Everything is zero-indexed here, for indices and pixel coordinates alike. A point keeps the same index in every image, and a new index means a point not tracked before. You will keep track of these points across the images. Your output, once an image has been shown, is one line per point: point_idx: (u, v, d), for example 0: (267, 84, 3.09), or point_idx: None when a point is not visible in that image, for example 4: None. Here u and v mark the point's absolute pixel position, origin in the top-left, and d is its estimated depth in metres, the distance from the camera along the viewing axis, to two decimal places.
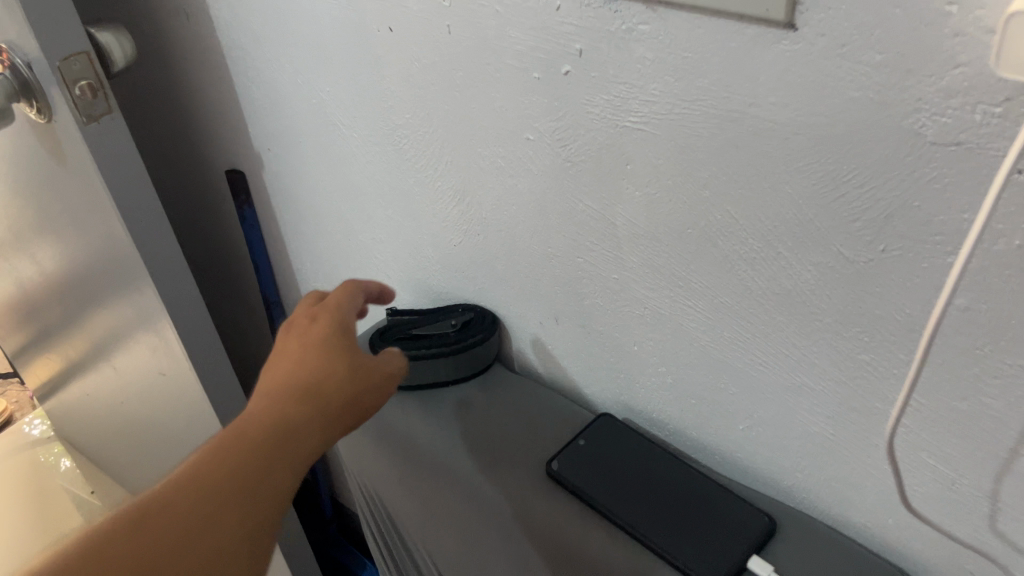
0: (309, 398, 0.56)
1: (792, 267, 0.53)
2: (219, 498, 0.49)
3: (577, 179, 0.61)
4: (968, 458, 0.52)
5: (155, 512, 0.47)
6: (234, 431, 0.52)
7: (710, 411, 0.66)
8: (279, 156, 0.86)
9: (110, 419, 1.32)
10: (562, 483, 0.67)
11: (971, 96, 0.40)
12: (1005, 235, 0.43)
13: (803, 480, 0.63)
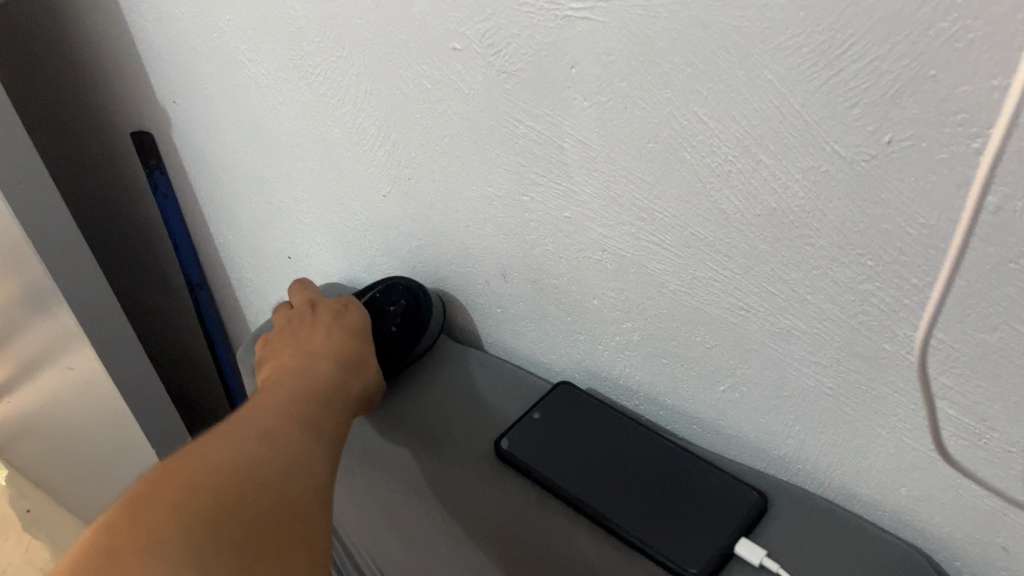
0: (333, 400, 0.56)
1: (775, 178, 0.43)
2: (302, 486, 0.45)
3: (515, 95, 0.51)
4: (1000, 408, 0.42)
5: (234, 483, 0.42)
6: (286, 426, 0.50)
7: (686, 372, 0.56)
8: (187, 109, 0.75)
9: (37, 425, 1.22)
10: (514, 465, 0.57)
11: None
12: None
13: (798, 448, 0.53)
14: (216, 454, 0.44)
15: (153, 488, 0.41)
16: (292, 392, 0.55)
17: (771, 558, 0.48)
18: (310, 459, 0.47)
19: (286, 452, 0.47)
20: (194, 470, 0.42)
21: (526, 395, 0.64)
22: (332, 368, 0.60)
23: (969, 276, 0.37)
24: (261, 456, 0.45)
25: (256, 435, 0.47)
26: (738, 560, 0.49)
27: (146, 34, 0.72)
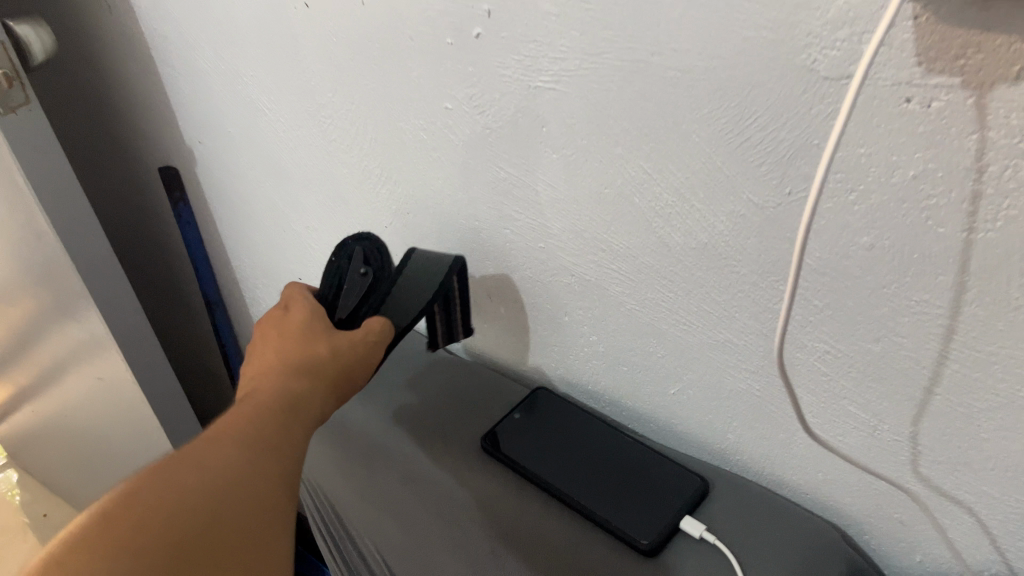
0: (293, 441, 0.55)
1: (706, 219, 0.53)
2: (201, 573, 0.44)
3: (496, 147, 0.61)
4: (888, 401, 0.52)
5: (126, 569, 0.41)
6: (229, 476, 0.49)
7: (643, 377, 0.66)
8: (210, 149, 0.85)
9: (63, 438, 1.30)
10: (498, 457, 0.67)
11: (854, 27, 0.40)
12: (900, 165, 0.44)
13: (736, 440, 0.63)
14: (126, 526, 0.43)
15: (85, 529, 0.43)
16: (249, 423, 0.54)
17: (710, 532, 0.58)
18: (236, 528, 0.47)
19: (205, 517, 0.46)
20: (94, 549, 0.42)
21: (509, 397, 0.74)
22: (292, 402, 0.58)
23: (795, 291, 0.45)
24: (173, 529, 0.44)
25: (186, 492, 0.46)
26: (683, 535, 0.58)
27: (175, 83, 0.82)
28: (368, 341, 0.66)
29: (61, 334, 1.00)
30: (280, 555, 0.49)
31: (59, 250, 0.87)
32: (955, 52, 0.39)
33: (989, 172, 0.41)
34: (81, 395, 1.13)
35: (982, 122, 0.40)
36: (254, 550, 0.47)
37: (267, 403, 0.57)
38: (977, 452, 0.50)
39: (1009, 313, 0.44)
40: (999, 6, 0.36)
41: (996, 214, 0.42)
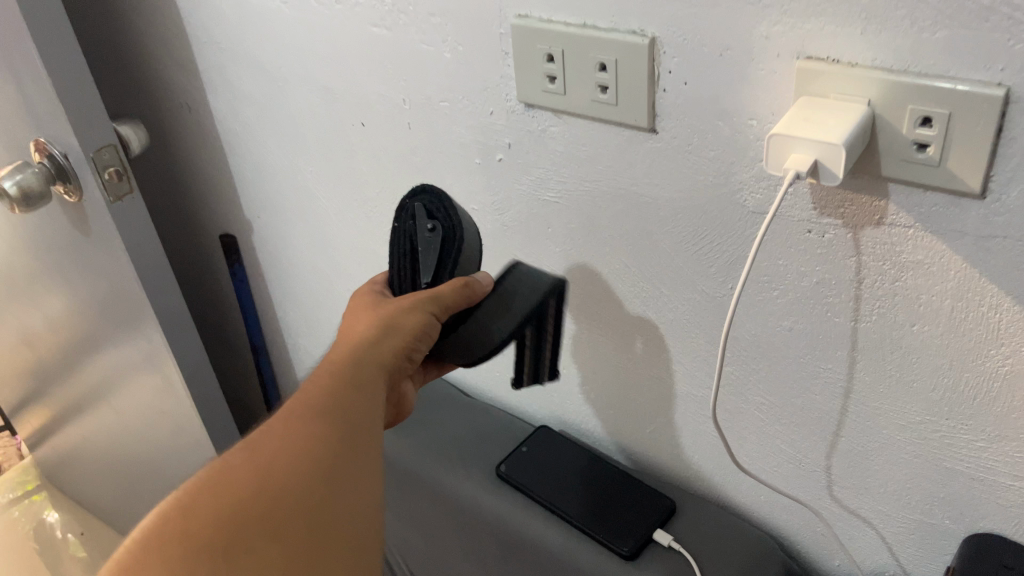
0: (363, 410, 0.54)
1: (672, 303, 0.70)
2: (303, 532, 0.47)
3: (512, 239, 0.79)
4: (808, 441, 0.70)
5: (236, 526, 0.46)
6: (302, 456, 0.50)
7: (624, 419, 0.84)
8: (267, 223, 1.02)
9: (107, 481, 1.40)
10: (506, 480, 0.83)
11: (771, 181, 0.58)
12: (807, 274, 0.61)
13: (698, 470, 0.80)
14: (228, 485, 0.48)
15: (164, 522, 0.46)
16: (306, 424, 0.52)
17: (676, 541, 0.75)
18: (322, 497, 0.49)
19: (292, 487, 0.48)
20: (201, 512, 0.46)
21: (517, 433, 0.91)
22: (348, 380, 0.56)
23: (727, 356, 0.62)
24: (268, 492, 0.48)
25: (277, 458, 0.49)
26: (656, 543, 0.75)
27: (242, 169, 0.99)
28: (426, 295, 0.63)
29: (134, 380, 1.14)
30: (366, 525, 0.50)
31: (145, 314, 1.00)
32: (837, 204, 0.56)
33: (866, 283, 0.58)
34: (139, 440, 1.25)
35: (858, 251, 0.57)
36: (344, 518, 0.49)
37: (324, 388, 0.55)
38: (871, 480, 0.68)
39: (885, 379, 0.62)
40: (862, 181, 0.54)
41: (872, 311, 0.59)
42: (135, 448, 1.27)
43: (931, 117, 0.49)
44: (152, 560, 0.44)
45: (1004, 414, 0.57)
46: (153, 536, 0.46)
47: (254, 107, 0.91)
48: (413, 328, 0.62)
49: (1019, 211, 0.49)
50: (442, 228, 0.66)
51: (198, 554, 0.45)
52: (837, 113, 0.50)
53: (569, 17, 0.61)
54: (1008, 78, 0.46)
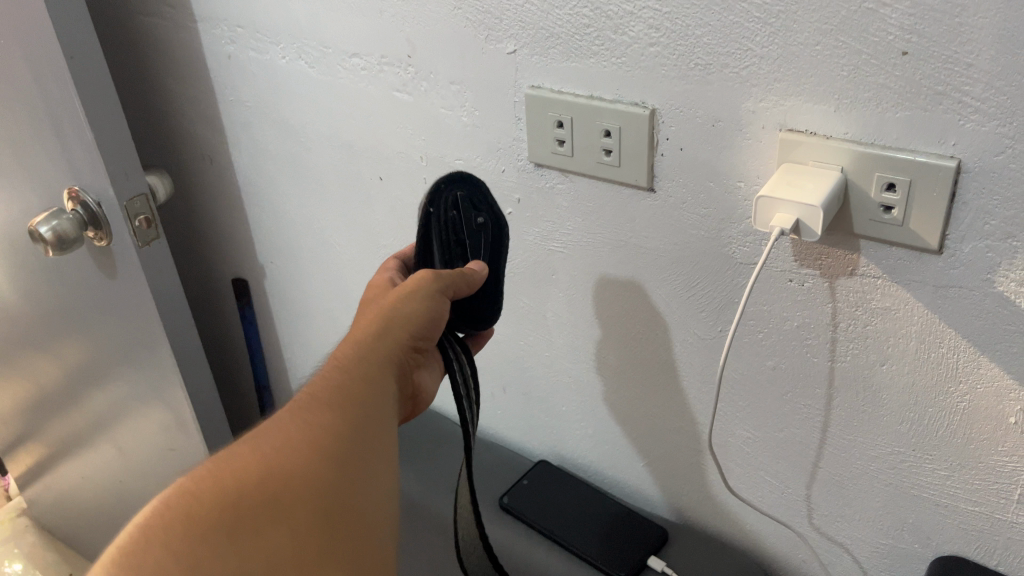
0: (361, 414, 0.57)
1: (666, 344, 0.78)
2: (308, 522, 0.52)
3: (518, 284, 0.86)
4: (790, 472, 0.76)
5: (242, 514, 0.50)
6: (308, 454, 0.54)
7: (619, 453, 0.90)
8: (282, 268, 1.08)
9: (100, 529, 1.40)
10: (509, 510, 0.89)
11: (757, 236, 0.66)
12: (788, 319, 0.68)
13: (688, 501, 0.87)
14: (238, 477, 0.52)
15: (168, 507, 0.51)
16: (314, 423, 0.55)
17: (668, 566, 0.81)
18: (326, 491, 0.53)
19: (298, 480, 0.53)
20: (210, 499, 0.51)
21: (517, 468, 0.97)
22: (359, 373, 0.59)
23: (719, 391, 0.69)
24: (275, 485, 0.52)
25: (283, 454, 0.53)
26: (649, 569, 0.81)
27: (260, 217, 1.06)
28: (430, 275, 0.65)
29: (141, 417, 1.18)
30: (366, 519, 0.55)
31: (161, 349, 1.07)
32: (815, 257, 0.64)
33: (841, 326, 0.66)
34: (140, 480, 1.28)
35: (834, 297, 0.65)
36: (345, 512, 0.54)
37: (333, 385, 0.58)
38: (848, 508, 0.74)
39: (859, 414, 0.69)
40: (837, 237, 0.62)
41: (847, 352, 0.67)
42: (133, 490, 1.29)
43: (894, 183, 0.57)
44: (163, 540, 0.49)
45: (964, 445, 0.64)
46: (164, 519, 0.50)
47: (276, 160, 0.98)
48: (420, 314, 0.64)
49: (972, 265, 0.57)
50: (490, 218, 0.71)
51: (207, 537, 0.49)
52: (814, 178, 0.58)
53: (577, 89, 0.69)
54: (959, 151, 0.54)
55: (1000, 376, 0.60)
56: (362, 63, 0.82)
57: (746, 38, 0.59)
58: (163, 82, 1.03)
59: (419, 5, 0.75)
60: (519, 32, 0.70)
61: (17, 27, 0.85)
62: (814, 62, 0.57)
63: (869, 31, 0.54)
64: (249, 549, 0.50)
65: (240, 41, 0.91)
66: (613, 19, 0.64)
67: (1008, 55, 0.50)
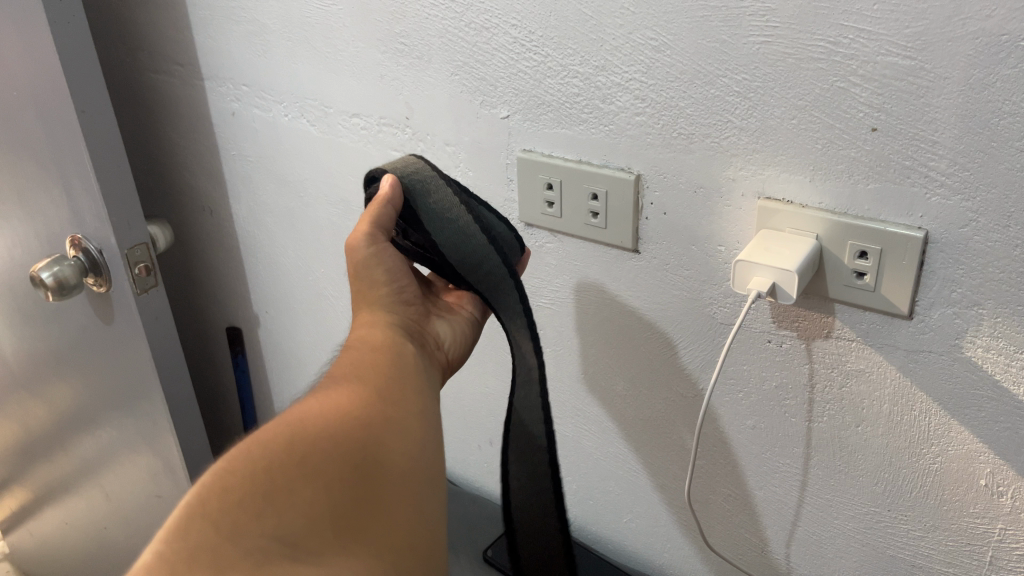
0: (389, 388, 0.55)
1: (650, 400, 0.80)
2: (348, 475, 0.47)
3: (507, 339, 0.88)
4: (770, 531, 0.78)
5: (280, 470, 0.45)
6: (336, 414, 0.50)
7: (603, 508, 0.91)
8: (276, 317, 1.11)
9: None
10: (494, 564, 0.90)
11: (736, 298, 0.68)
12: (767, 378, 0.70)
13: (670, 557, 0.88)
14: (269, 438, 0.47)
15: (206, 484, 0.45)
16: (337, 393, 0.53)
17: None
18: (360, 445, 0.49)
19: (331, 435, 0.48)
20: (243, 462, 0.46)
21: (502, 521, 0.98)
22: (374, 346, 0.58)
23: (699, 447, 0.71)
24: (308, 440, 0.47)
25: (310, 417, 0.49)
26: None
27: (257, 268, 1.08)
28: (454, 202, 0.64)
29: (129, 463, 1.19)
30: (406, 475, 0.51)
31: (153, 396, 1.08)
32: (792, 319, 0.66)
33: (817, 387, 0.68)
34: (123, 528, 1.27)
35: (811, 359, 0.67)
36: (388, 469, 0.50)
37: (350, 363, 0.56)
38: (825, 567, 0.76)
39: (836, 474, 0.70)
40: (813, 301, 0.64)
41: (823, 413, 0.69)
42: (116, 538, 1.29)
43: (866, 252, 0.59)
44: (203, 512, 0.44)
45: (937, 506, 0.66)
46: (200, 494, 0.45)
47: (275, 212, 1.01)
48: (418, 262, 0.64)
49: (940, 330, 0.59)
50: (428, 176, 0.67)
51: (246, 499, 0.44)
52: (790, 244, 0.61)
53: (567, 154, 0.73)
54: (926, 223, 0.57)
55: (971, 439, 0.61)
56: (361, 123, 0.86)
57: (726, 111, 0.62)
58: (168, 136, 1.07)
59: (418, 70, 0.78)
60: (512, 99, 0.74)
61: (31, 80, 0.88)
62: (790, 135, 0.60)
63: (841, 108, 0.57)
64: (296, 504, 0.45)
65: (244, 98, 0.95)
66: (601, 89, 0.68)
67: (971, 134, 0.53)
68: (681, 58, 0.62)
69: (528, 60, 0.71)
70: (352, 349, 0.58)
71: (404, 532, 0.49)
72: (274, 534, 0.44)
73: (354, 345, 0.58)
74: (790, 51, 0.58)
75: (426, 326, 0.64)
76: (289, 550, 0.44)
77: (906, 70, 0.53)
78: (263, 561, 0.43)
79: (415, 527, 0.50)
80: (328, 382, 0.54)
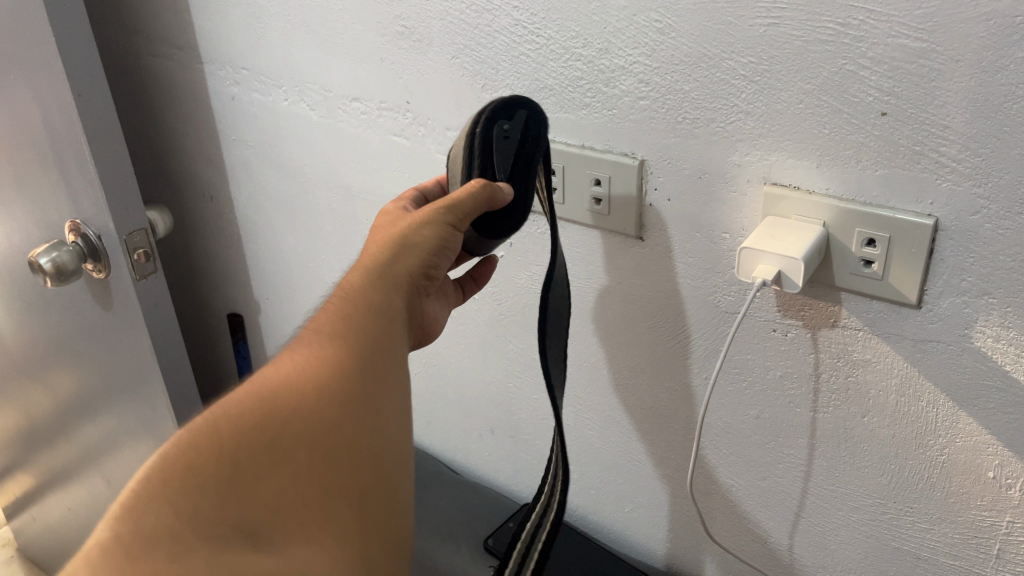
0: (379, 355, 0.52)
1: (652, 389, 0.79)
2: (318, 460, 0.47)
3: (509, 326, 0.88)
4: (773, 521, 0.77)
5: (244, 456, 0.45)
6: (311, 388, 0.48)
7: (604, 497, 0.91)
8: (278, 304, 1.10)
9: None
10: (495, 554, 0.89)
11: (741, 286, 0.67)
12: (772, 368, 0.69)
13: (671, 547, 0.87)
14: (237, 416, 0.47)
15: (168, 461, 0.45)
16: (318, 357, 0.51)
17: None
18: (335, 425, 0.48)
19: (302, 416, 0.47)
20: (208, 442, 0.46)
21: (503, 509, 0.97)
22: (364, 310, 0.53)
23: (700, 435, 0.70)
24: (278, 423, 0.46)
25: (284, 392, 0.48)
26: None
27: (257, 254, 1.08)
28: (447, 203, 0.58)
29: (130, 450, 1.19)
30: (384, 456, 0.49)
31: (154, 383, 1.08)
32: (798, 308, 0.65)
33: (823, 377, 0.67)
34: None
35: (817, 349, 0.66)
36: (365, 450, 0.48)
37: (336, 317, 0.53)
38: (828, 558, 0.75)
39: (841, 465, 0.69)
40: (819, 289, 0.63)
41: (828, 403, 0.67)
42: None
43: (874, 239, 0.58)
44: (162, 492, 0.44)
45: (944, 499, 0.65)
46: (162, 471, 0.45)
47: (276, 198, 1.00)
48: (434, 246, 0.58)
49: (949, 320, 0.58)
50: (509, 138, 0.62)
51: (208, 484, 0.44)
52: (796, 231, 0.60)
53: (570, 139, 0.71)
54: (936, 210, 0.55)
55: (978, 430, 0.60)
56: (362, 107, 0.84)
57: (731, 95, 0.61)
58: (168, 121, 1.06)
59: (419, 53, 0.77)
60: (515, 83, 0.72)
61: (27, 63, 0.87)
62: (798, 120, 0.59)
63: (850, 91, 0.56)
64: (257, 493, 0.45)
65: (244, 82, 0.94)
66: (605, 73, 0.66)
67: (983, 118, 0.51)
68: (686, 40, 0.61)
69: (531, 42, 0.70)
70: (342, 299, 0.55)
71: (378, 518, 0.48)
72: (233, 521, 0.44)
73: (345, 296, 0.55)
74: (797, 32, 0.56)
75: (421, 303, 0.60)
76: (247, 537, 0.44)
77: (917, 53, 0.52)
78: (220, 546, 0.43)
79: (387, 506, 0.49)
80: (314, 342, 0.52)
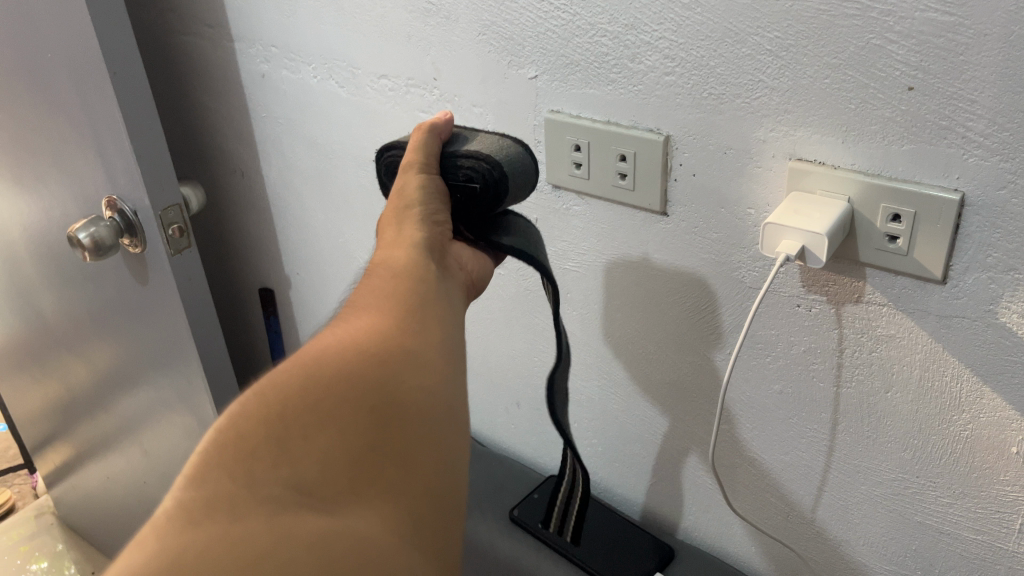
0: (412, 321, 0.54)
1: (676, 364, 0.80)
2: (363, 419, 0.48)
3: (534, 302, 0.89)
4: (794, 496, 0.78)
5: (293, 417, 0.46)
6: (351, 350, 0.50)
7: (628, 471, 0.92)
8: (308, 279, 1.12)
9: (121, 530, 1.44)
10: (521, 524, 0.91)
11: (765, 262, 0.67)
12: (796, 342, 0.70)
13: (694, 520, 0.88)
14: (283, 380, 0.48)
15: (221, 432, 0.46)
16: (357, 326, 0.53)
17: None
18: (377, 383, 0.50)
19: (345, 377, 0.49)
20: (257, 408, 0.47)
21: (529, 481, 0.99)
22: (395, 271, 0.57)
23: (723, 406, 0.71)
24: (323, 384, 0.48)
25: (326, 356, 0.50)
26: None
27: (288, 230, 1.10)
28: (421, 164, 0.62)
29: (166, 422, 1.22)
30: (426, 414, 0.51)
31: (188, 356, 1.11)
32: (822, 284, 0.65)
33: (846, 352, 0.67)
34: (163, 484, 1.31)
35: (840, 324, 0.66)
36: (407, 409, 0.50)
37: (373, 290, 0.56)
38: (848, 532, 0.76)
39: (864, 440, 0.70)
40: (843, 264, 0.63)
41: (852, 378, 0.68)
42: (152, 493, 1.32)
43: (899, 215, 0.58)
44: (218, 460, 0.45)
45: (967, 473, 0.65)
46: (215, 442, 0.46)
47: (305, 174, 1.01)
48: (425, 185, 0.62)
49: (974, 295, 0.58)
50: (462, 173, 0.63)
51: (260, 448, 0.45)
52: (822, 207, 0.60)
53: (595, 115, 0.72)
54: (962, 185, 0.55)
55: (1002, 406, 0.60)
56: (390, 84, 0.85)
57: (757, 70, 0.61)
58: (200, 97, 1.08)
59: (445, 30, 0.78)
60: (541, 59, 0.73)
61: (62, 41, 0.89)
62: (823, 95, 0.59)
63: (876, 66, 0.55)
64: (308, 452, 0.46)
65: (274, 60, 0.95)
66: (631, 48, 0.67)
67: (1011, 93, 0.51)
68: (712, 16, 0.61)
69: (557, 18, 0.70)
70: (380, 274, 0.57)
71: (424, 475, 0.50)
72: (288, 482, 0.45)
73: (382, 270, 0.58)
74: (823, 7, 0.56)
75: (448, 248, 0.63)
76: (303, 497, 0.45)
77: (945, 27, 0.52)
78: (277, 508, 0.44)
79: (432, 465, 0.51)
80: (347, 316, 0.54)
